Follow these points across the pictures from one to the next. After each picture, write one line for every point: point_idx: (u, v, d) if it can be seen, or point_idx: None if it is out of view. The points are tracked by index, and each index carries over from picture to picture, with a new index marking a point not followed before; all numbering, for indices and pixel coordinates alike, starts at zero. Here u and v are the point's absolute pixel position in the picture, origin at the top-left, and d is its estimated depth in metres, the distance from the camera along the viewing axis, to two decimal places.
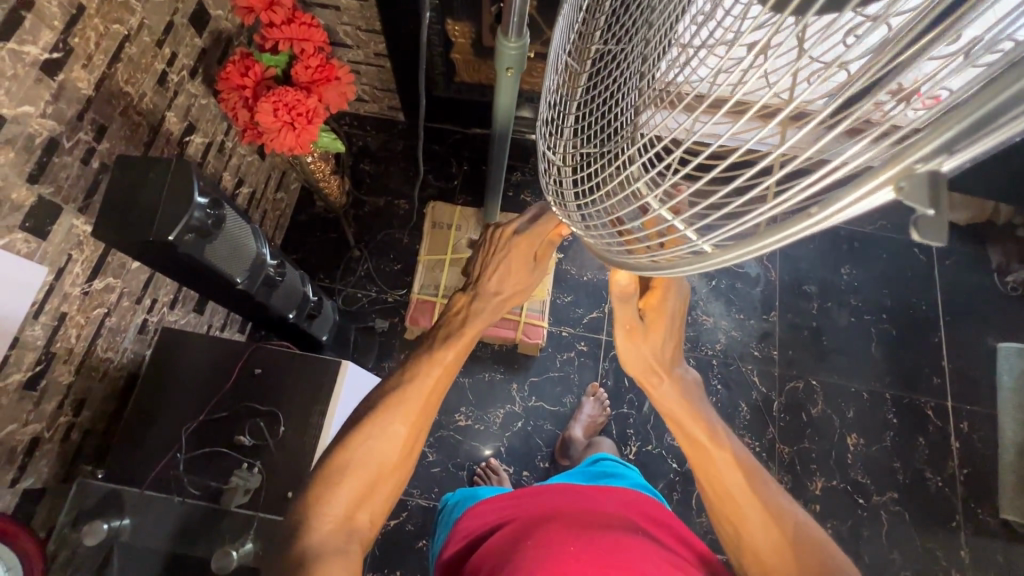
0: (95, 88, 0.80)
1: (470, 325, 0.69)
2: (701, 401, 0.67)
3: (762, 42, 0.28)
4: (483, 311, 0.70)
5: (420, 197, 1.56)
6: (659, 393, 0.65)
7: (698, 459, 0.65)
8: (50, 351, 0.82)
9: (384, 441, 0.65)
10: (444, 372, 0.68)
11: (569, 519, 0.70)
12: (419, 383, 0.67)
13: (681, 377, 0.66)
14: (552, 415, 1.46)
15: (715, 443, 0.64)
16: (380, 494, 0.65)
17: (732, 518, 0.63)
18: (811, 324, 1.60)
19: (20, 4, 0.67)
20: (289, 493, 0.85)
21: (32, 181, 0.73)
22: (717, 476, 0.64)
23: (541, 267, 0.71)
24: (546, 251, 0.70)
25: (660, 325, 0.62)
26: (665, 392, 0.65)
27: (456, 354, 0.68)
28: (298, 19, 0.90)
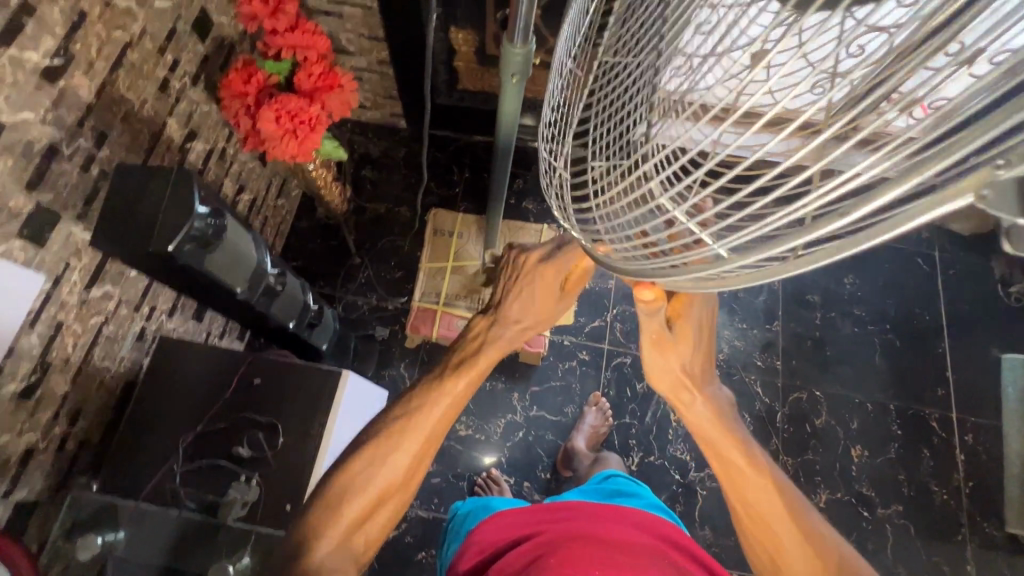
0: (96, 95, 0.80)
1: (486, 356, 0.67)
2: (733, 416, 0.64)
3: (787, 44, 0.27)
4: (502, 342, 0.68)
5: (422, 204, 1.56)
6: (691, 409, 0.61)
7: (732, 477, 0.62)
8: (45, 360, 0.80)
9: (389, 471, 0.64)
10: (458, 401, 0.67)
11: (589, 538, 0.69)
12: (445, 404, 0.66)
13: (713, 392, 0.62)
14: (553, 425, 1.44)
15: (751, 461, 0.61)
16: (380, 518, 0.64)
17: (764, 538, 0.61)
18: (815, 334, 1.59)
19: (21, 10, 0.66)
20: (287, 506, 0.83)
21: (30, 189, 0.73)
22: (751, 496, 0.61)
23: (568, 299, 0.68)
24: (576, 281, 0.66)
25: (690, 339, 0.58)
26: (697, 408, 0.61)
27: (473, 382, 0.67)
28: (301, 27, 0.90)
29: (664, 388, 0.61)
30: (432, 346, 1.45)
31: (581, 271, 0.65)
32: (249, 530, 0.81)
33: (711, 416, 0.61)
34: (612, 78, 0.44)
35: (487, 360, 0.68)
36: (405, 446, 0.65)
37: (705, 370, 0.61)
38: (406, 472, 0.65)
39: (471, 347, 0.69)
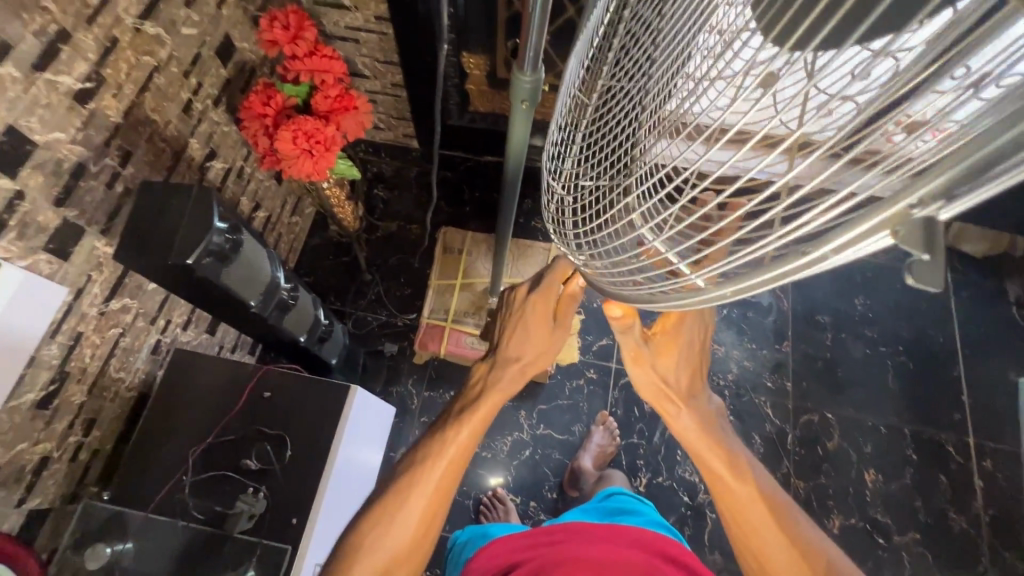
0: (123, 116, 0.84)
1: (488, 399, 0.67)
2: (723, 427, 0.62)
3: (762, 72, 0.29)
4: (505, 386, 0.68)
5: (432, 223, 1.58)
6: (676, 421, 0.61)
7: (718, 490, 0.60)
8: (64, 370, 0.82)
9: (395, 535, 0.65)
10: (463, 452, 0.67)
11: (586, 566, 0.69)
12: (454, 450, 0.66)
13: (700, 402, 0.62)
14: (560, 444, 1.43)
15: (738, 476, 0.59)
16: None
17: (750, 545, 0.60)
18: (826, 355, 1.57)
19: (58, 38, 0.71)
20: (292, 519, 0.84)
21: (57, 205, 0.76)
22: (738, 506, 0.59)
23: (561, 331, 0.70)
24: (564, 315, 0.70)
25: (669, 353, 0.60)
26: (683, 419, 0.61)
27: (476, 427, 0.67)
28: (319, 52, 0.93)
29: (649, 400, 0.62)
30: (441, 362, 1.46)
31: (568, 304, 0.70)
32: (254, 543, 0.81)
33: (697, 427, 0.60)
34: (610, 106, 0.46)
35: (488, 407, 0.68)
36: (419, 494, 0.66)
37: (691, 379, 0.61)
38: (420, 525, 0.66)
39: (474, 395, 0.69)
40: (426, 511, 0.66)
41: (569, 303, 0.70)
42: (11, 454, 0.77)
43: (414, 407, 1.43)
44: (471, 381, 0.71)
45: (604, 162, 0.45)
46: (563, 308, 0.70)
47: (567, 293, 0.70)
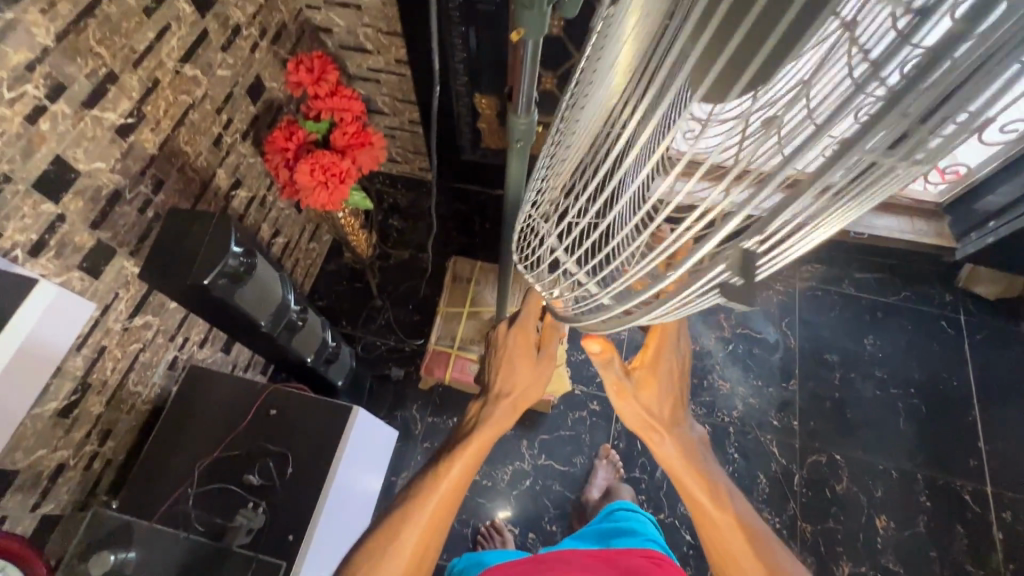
0: (159, 148, 0.91)
1: (482, 435, 0.71)
2: (703, 455, 0.63)
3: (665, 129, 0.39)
4: (501, 420, 0.72)
5: (443, 252, 1.64)
6: (660, 445, 0.63)
7: (699, 515, 0.62)
8: (86, 381, 0.88)
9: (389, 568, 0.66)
10: (457, 488, 0.70)
11: None
12: (451, 486, 0.69)
13: (681, 429, 0.63)
14: (561, 475, 1.43)
15: (715, 504, 0.61)
16: None
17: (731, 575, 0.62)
18: (834, 394, 1.55)
19: (107, 79, 0.79)
20: (289, 536, 0.87)
21: (94, 227, 0.82)
22: (717, 535, 0.61)
23: (546, 361, 0.77)
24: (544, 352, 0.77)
25: (652, 385, 0.62)
26: (664, 443, 0.62)
27: (470, 463, 0.70)
28: (340, 92, 1.01)
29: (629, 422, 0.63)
30: (446, 389, 1.49)
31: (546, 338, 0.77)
32: (252, 556, 0.83)
33: (679, 454, 0.62)
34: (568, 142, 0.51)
35: (485, 442, 0.71)
36: (420, 520, 0.68)
37: (671, 406, 0.63)
38: (413, 558, 0.67)
39: (466, 433, 0.73)
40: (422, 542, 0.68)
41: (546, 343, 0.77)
42: (31, 459, 0.82)
43: (417, 432, 1.45)
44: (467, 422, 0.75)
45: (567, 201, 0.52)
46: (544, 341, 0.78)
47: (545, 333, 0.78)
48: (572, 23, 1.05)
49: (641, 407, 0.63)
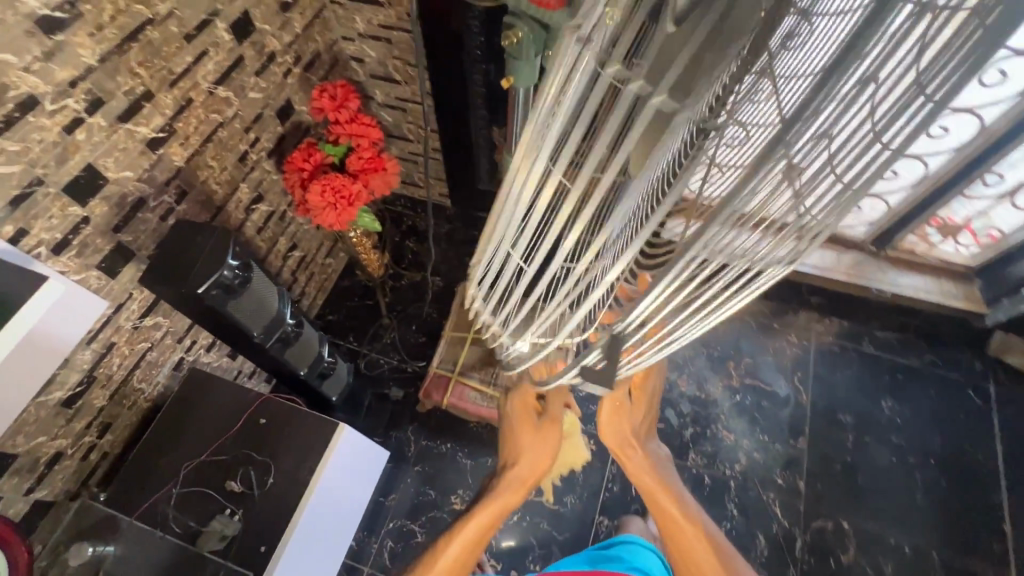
0: (186, 161, 0.98)
1: (506, 478, 0.90)
2: (665, 469, 0.87)
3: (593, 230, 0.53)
4: (519, 466, 0.91)
5: (454, 277, 1.67)
6: (634, 464, 0.85)
7: (666, 522, 0.81)
8: (92, 374, 0.92)
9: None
10: (485, 524, 0.85)
11: None
12: (477, 524, 0.85)
13: (649, 452, 0.87)
14: (551, 514, 1.39)
15: (676, 508, 0.81)
16: None
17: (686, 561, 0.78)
18: (845, 458, 1.48)
19: (142, 97, 0.85)
20: (261, 547, 0.88)
21: (115, 230, 0.88)
22: (675, 524, 0.80)
23: (550, 424, 0.97)
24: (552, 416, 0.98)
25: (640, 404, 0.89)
26: (637, 461, 0.86)
27: (496, 504, 0.87)
28: (359, 119, 1.06)
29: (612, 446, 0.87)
30: (442, 414, 1.49)
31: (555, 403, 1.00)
32: (217, 563, 0.84)
33: (649, 470, 0.84)
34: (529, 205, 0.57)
35: (510, 498, 0.88)
36: (452, 548, 0.83)
37: (640, 436, 0.88)
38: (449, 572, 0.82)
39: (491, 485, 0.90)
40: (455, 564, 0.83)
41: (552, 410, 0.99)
42: (30, 445, 0.86)
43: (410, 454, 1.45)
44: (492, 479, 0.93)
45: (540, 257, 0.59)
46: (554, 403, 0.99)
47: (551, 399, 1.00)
48: None
49: (620, 437, 0.86)
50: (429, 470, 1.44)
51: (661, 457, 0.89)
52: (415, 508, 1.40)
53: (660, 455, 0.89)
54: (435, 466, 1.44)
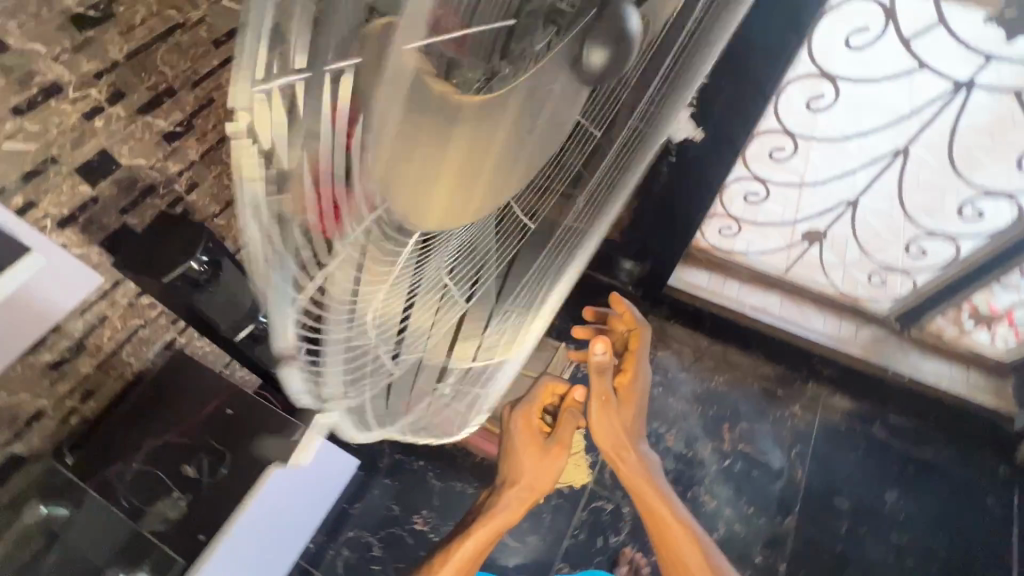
0: (200, 155, 1.03)
1: (511, 492, 0.83)
2: (647, 456, 0.88)
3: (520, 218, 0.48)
4: (525, 478, 0.83)
5: None
6: (624, 460, 0.85)
7: (649, 514, 0.87)
8: (81, 342, 0.95)
9: None
10: (482, 532, 0.83)
11: None
12: (479, 535, 0.83)
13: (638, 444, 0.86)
14: (511, 552, 1.35)
15: (659, 500, 0.87)
16: None
17: (666, 545, 0.87)
18: (835, 546, 1.38)
19: (164, 93, 0.92)
20: (197, 534, 0.96)
21: (122, 212, 0.94)
22: (659, 516, 0.87)
23: (556, 450, 0.83)
24: (564, 420, 0.84)
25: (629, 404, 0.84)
26: (626, 454, 0.85)
27: (495, 517, 0.82)
28: None
29: (606, 443, 0.83)
30: None
31: (572, 409, 0.85)
32: (157, 545, 0.89)
33: (640, 467, 0.86)
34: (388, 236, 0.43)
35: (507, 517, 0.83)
36: (448, 569, 0.82)
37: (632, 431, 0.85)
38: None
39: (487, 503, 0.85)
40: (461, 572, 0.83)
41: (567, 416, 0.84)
42: (11, 401, 0.88)
43: (382, 466, 1.44)
44: (495, 491, 0.87)
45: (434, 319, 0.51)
46: (571, 411, 0.84)
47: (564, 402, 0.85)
48: None
49: (614, 435, 0.83)
50: (398, 485, 1.43)
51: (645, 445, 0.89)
52: (377, 521, 1.38)
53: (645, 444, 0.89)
54: (404, 482, 1.43)
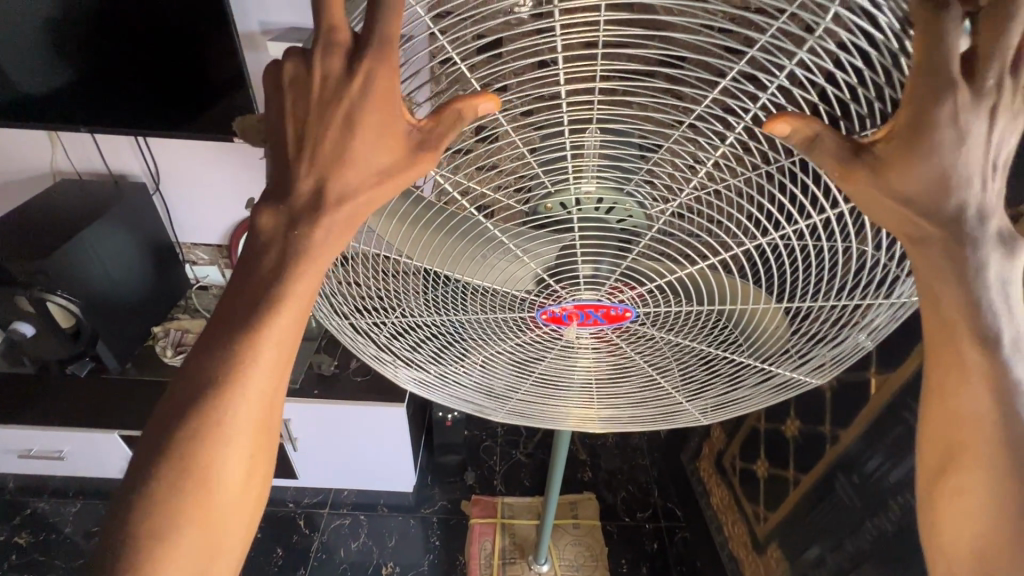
0: None
1: (212, 434, 0.46)
2: (1017, 314, 0.44)
3: (519, 304, 0.62)
4: (282, 332, 0.47)
5: (599, 484, 1.66)
6: (946, 355, 0.45)
7: (953, 444, 0.45)
8: None
9: (239, 359, 0.47)
10: (200, 486, 0.46)
11: (268, 429, 0.50)
12: (234, 460, 0.47)
13: (973, 291, 0.43)
14: None
15: (1002, 437, 0.43)
16: (223, 397, 0.47)
17: (937, 357, 0.46)
18: None
19: None
20: (314, 390, 1.37)
21: None
22: (932, 293, 0.45)
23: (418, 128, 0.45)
24: (345, 172, 0.45)
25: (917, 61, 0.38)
26: (952, 295, 0.43)
27: (210, 445, 0.46)
28: None
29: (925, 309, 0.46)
30: (462, 528, 1.57)
31: (404, 151, 0.45)
32: (302, 367, 1.39)
33: (994, 358, 0.43)
34: (428, 250, 0.56)
35: (339, 186, 0.45)
36: (272, 324, 0.47)
37: (955, 232, 0.42)
38: (251, 350, 0.47)
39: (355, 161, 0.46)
40: (245, 534, 0.50)
41: (342, 148, 0.44)
42: None
43: (422, 511, 1.60)
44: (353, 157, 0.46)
45: (409, 332, 0.69)
46: (395, 162, 0.45)
47: (323, 101, 0.43)
48: (809, 442, 0.99)
49: (943, 268, 0.43)
50: (412, 536, 1.54)
51: (1007, 264, 0.43)
52: (376, 536, 1.54)
53: (1012, 261, 0.43)
54: (416, 538, 1.54)
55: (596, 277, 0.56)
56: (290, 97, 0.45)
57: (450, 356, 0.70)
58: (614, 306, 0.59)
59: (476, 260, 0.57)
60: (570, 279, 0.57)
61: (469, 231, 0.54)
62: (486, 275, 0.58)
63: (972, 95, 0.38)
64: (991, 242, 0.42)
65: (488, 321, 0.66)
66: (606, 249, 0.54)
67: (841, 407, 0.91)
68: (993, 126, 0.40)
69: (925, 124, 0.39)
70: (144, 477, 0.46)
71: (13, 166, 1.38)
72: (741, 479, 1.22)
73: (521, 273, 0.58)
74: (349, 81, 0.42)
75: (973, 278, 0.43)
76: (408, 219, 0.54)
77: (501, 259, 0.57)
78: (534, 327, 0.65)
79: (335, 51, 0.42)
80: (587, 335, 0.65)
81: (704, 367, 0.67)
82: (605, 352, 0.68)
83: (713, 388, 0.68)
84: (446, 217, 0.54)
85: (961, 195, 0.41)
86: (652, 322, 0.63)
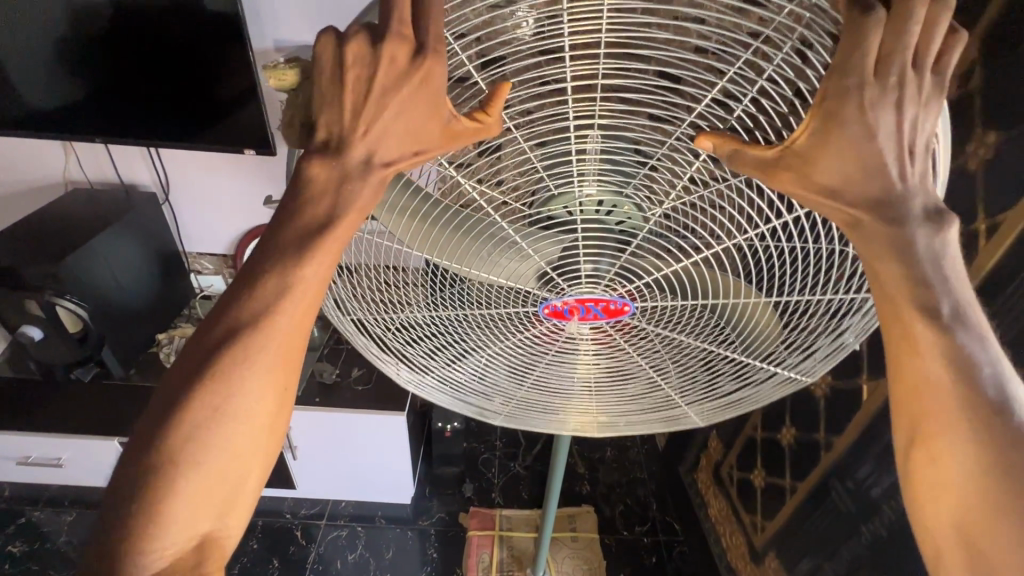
0: None
1: (230, 365, 0.49)
2: (955, 283, 0.47)
3: (524, 298, 0.65)
4: (311, 278, 0.50)
5: (597, 497, 1.66)
6: (899, 327, 0.47)
7: (920, 412, 0.47)
8: None
9: (266, 306, 0.49)
10: (211, 415, 0.48)
11: (287, 376, 0.52)
12: (250, 401, 0.50)
13: (913, 258, 0.46)
14: None
15: (966, 399, 0.45)
16: (246, 337, 0.49)
17: (889, 329, 0.48)
18: None
19: None
20: (316, 398, 1.38)
21: None
22: (878, 271, 0.47)
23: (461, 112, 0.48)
24: (385, 148, 0.48)
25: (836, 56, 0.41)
26: (891, 271, 0.46)
27: (230, 373, 0.49)
28: None
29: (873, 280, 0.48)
30: (460, 540, 1.56)
31: (443, 138, 0.48)
32: (305, 377, 1.41)
33: (940, 329, 0.45)
34: (438, 247, 0.59)
35: (385, 155, 0.49)
36: (303, 271, 0.49)
37: (885, 212, 0.45)
38: (280, 293, 0.49)
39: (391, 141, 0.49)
40: (260, 474, 0.53)
41: (392, 129, 0.47)
42: None
43: (420, 523, 1.59)
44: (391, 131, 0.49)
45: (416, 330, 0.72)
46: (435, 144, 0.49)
47: (378, 83, 0.45)
48: (804, 451, 1.01)
49: (875, 244, 0.47)
50: (409, 549, 1.53)
51: (936, 235, 0.46)
52: (374, 547, 1.53)
53: (940, 235, 0.46)
54: (413, 550, 1.53)
55: (597, 275, 0.59)
56: (351, 71, 0.46)
57: (454, 354, 0.73)
58: (614, 299, 0.61)
59: (484, 255, 0.60)
60: (569, 275, 0.61)
61: (473, 228, 0.58)
62: (494, 269, 0.61)
63: (885, 87, 0.42)
64: (918, 219, 0.45)
65: (493, 318, 0.68)
66: (608, 247, 0.57)
67: (834, 415, 0.93)
68: (902, 113, 0.43)
69: (838, 116, 0.42)
70: (157, 430, 0.48)
71: (26, 175, 1.41)
72: (738, 489, 1.23)
73: (525, 268, 0.60)
74: (412, 73, 0.45)
75: (914, 256, 0.46)
76: (419, 217, 0.57)
77: (510, 254, 0.59)
78: (539, 322, 0.68)
79: (400, 43, 0.44)
80: (588, 328, 0.67)
81: (700, 363, 0.69)
82: (605, 349, 0.70)
83: (710, 385, 0.70)
84: (451, 216, 0.57)
85: (898, 175, 0.45)
86: (645, 316, 0.66)
